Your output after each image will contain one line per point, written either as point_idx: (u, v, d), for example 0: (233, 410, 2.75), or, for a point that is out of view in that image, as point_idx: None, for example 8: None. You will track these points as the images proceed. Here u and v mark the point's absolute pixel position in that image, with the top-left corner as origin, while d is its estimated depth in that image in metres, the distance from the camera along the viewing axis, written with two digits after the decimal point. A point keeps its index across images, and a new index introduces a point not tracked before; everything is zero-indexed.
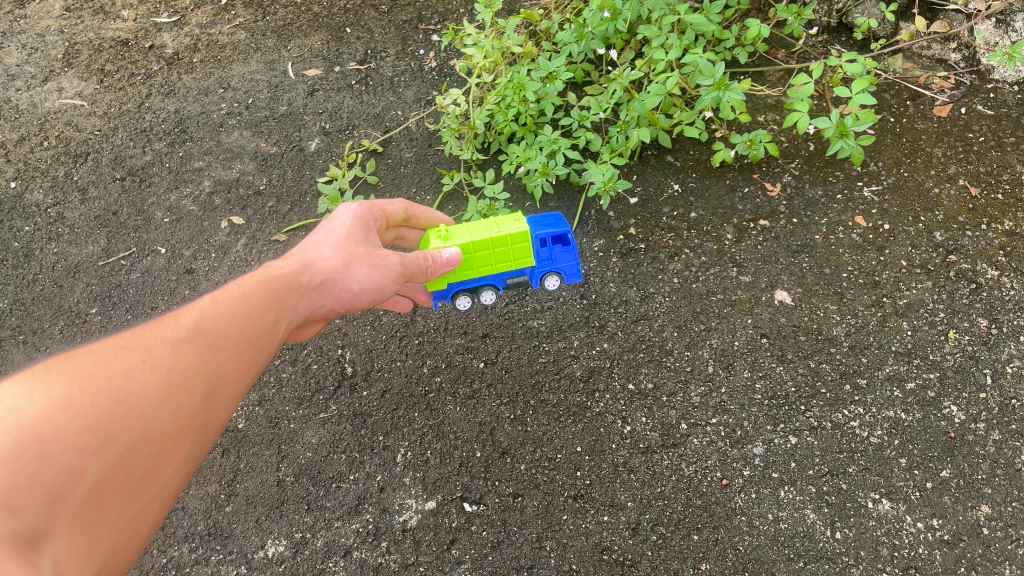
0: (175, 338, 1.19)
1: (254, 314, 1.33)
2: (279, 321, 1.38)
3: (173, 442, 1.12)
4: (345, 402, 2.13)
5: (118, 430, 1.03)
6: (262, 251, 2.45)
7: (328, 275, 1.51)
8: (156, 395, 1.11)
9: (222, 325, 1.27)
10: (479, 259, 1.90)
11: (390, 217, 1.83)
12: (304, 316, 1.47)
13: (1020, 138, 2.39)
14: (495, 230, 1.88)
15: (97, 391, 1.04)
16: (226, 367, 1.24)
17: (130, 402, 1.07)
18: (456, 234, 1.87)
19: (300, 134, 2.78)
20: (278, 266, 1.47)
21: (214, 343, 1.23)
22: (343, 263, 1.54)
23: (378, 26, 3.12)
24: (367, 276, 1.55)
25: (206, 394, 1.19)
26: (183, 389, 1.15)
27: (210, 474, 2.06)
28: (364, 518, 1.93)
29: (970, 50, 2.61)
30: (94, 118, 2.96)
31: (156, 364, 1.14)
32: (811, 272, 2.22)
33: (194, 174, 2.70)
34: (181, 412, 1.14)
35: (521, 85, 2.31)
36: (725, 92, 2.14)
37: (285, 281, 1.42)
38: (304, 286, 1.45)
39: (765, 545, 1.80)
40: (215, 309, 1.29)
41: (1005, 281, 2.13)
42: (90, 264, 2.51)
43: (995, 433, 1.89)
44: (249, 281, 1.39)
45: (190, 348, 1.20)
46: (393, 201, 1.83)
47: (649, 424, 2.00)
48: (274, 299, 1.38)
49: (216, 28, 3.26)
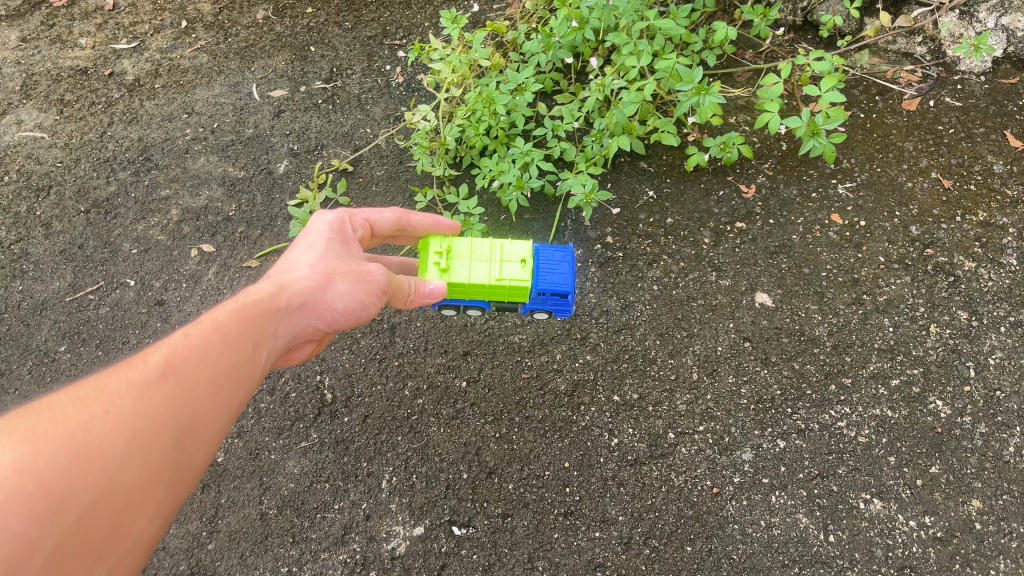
0: (141, 380, 1.15)
1: (228, 345, 1.29)
2: (257, 350, 1.34)
3: (142, 492, 1.08)
4: (326, 429, 2.09)
5: (78, 488, 1.00)
6: (234, 278, 2.41)
7: (308, 295, 1.47)
8: (120, 445, 1.07)
9: (194, 360, 1.23)
10: (474, 295, 1.84)
11: (376, 228, 1.79)
12: (286, 338, 1.44)
13: (989, 129, 2.40)
14: (494, 276, 1.79)
15: (55, 448, 1.01)
16: (200, 405, 1.20)
17: (91, 456, 1.03)
18: (455, 270, 1.80)
19: (268, 157, 2.74)
20: (254, 289, 1.43)
21: (185, 381, 1.19)
22: (324, 280, 1.50)
23: (343, 43, 3.09)
24: (349, 290, 1.51)
25: (178, 438, 1.15)
26: (151, 434, 1.11)
27: (190, 511, 2.00)
28: (352, 548, 1.89)
29: (935, 42, 2.62)
30: (55, 150, 2.90)
31: (121, 411, 1.10)
32: (790, 273, 2.21)
33: (161, 203, 2.65)
34: (148, 460, 1.10)
35: (490, 98, 2.28)
36: (705, 97, 2.13)
37: (263, 307, 1.38)
38: (284, 310, 1.42)
39: (759, 552, 1.78)
40: (186, 343, 1.25)
41: (982, 273, 2.13)
42: (57, 300, 2.45)
43: (981, 426, 1.89)
44: (223, 310, 1.35)
45: (159, 389, 1.16)
46: (382, 210, 1.79)
47: (637, 436, 1.97)
48: (249, 327, 1.34)
49: (177, 52, 3.21)
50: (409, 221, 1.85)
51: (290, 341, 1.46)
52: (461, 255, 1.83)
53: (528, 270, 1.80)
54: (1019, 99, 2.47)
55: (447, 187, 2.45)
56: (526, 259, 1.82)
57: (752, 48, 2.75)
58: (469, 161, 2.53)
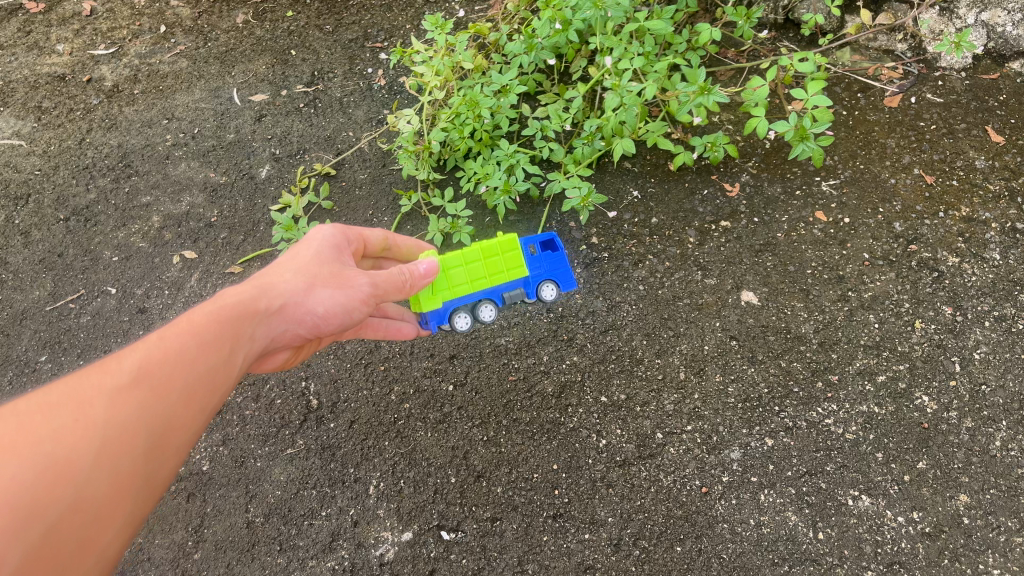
0: (113, 387, 1.14)
1: (205, 349, 1.27)
2: (233, 355, 1.32)
3: (110, 504, 1.07)
4: (312, 435, 2.08)
5: (42, 503, 0.99)
6: (216, 284, 2.38)
7: (289, 300, 1.45)
8: (88, 458, 1.05)
9: (169, 365, 1.21)
10: (470, 268, 1.85)
11: (368, 246, 1.79)
12: (263, 343, 1.42)
13: (970, 124, 2.41)
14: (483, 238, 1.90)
15: (20, 462, 1.00)
16: (173, 412, 1.18)
17: (58, 470, 1.02)
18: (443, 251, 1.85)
19: (249, 161, 2.72)
20: (234, 290, 1.41)
21: (158, 388, 1.18)
22: (308, 288, 1.48)
23: (324, 47, 3.07)
24: (331, 298, 1.49)
25: (149, 447, 1.14)
26: (120, 444, 1.10)
27: (176, 521, 1.99)
28: (340, 555, 1.87)
29: (916, 39, 2.63)
30: (34, 157, 2.87)
31: (90, 420, 1.08)
32: (776, 271, 2.21)
33: (142, 210, 2.62)
34: (117, 472, 1.08)
35: (474, 101, 2.27)
36: (707, 97, 2.13)
37: (241, 311, 1.37)
38: (263, 317, 1.40)
39: (749, 551, 1.78)
40: (162, 348, 1.23)
41: (966, 268, 2.14)
42: (37, 310, 2.43)
43: (967, 421, 1.89)
44: (202, 311, 1.33)
45: (131, 395, 1.14)
46: (373, 228, 1.81)
47: (625, 436, 1.97)
48: (227, 333, 1.32)
49: (156, 57, 3.18)
50: (396, 240, 1.88)
51: (268, 346, 1.45)
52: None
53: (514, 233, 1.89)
54: (1000, 94, 2.48)
55: (432, 190, 2.44)
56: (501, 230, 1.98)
57: (734, 47, 2.76)
58: (453, 164, 2.52)
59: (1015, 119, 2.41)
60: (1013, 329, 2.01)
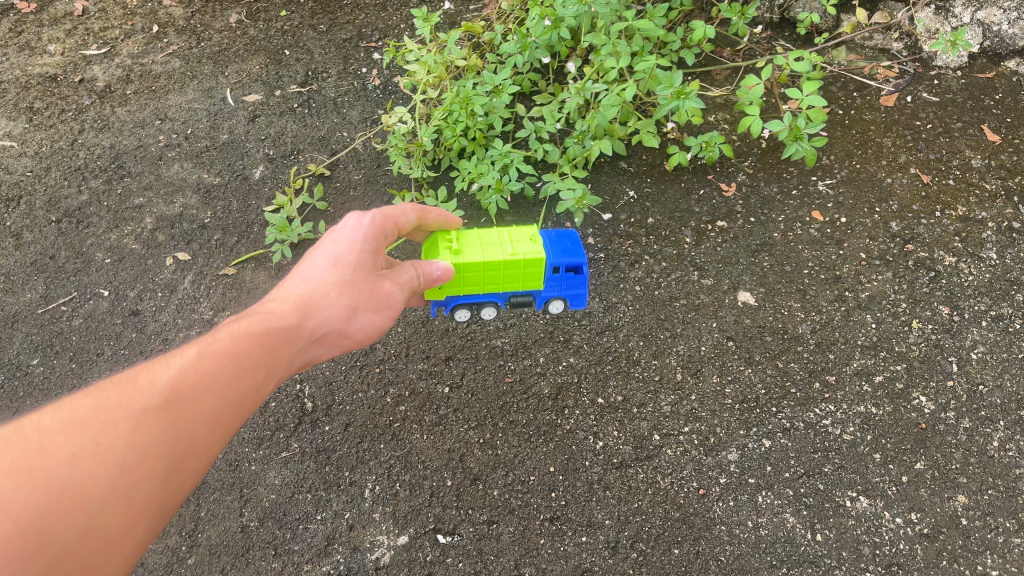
0: (140, 409, 1.13)
1: (239, 375, 1.26)
2: (266, 380, 1.32)
3: (123, 531, 1.06)
4: (307, 438, 2.05)
5: (52, 532, 0.99)
6: (210, 286, 2.38)
7: (329, 323, 1.43)
8: (105, 484, 1.05)
9: (200, 389, 1.20)
10: (487, 278, 1.82)
11: (402, 229, 1.65)
12: (297, 365, 1.42)
13: (966, 123, 2.41)
14: (509, 252, 1.79)
15: (35, 488, 1.00)
16: (199, 438, 1.18)
17: (72, 496, 1.02)
18: (467, 249, 1.80)
19: (243, 162, 2.70)
20: (276, 309, 1.39)
21: (186, 413, 1.17)
22: (350, 313, 1.46)
23: (317, 46, 3.06)
24: (371, 320, 1.49)
25: (169, 472, 1.13)
26: (139, 471, 1.09)
27: (169, 526, 1.95)
28: (336, 559, 1.86)
29: (911, 38, 2.62)
30: (25, 158, 2.85)
31: (112, 445, 1.08)
32: (772, 271, 2.20)
33: (134, 211, 2.60)
34: (133, 498, 1.08)
35: (467, 100, 2.26)
36: (685, 101, 2.11)
37: (281, 335, 1.36)
38: (301, 341, 1.39)
39: (746, 553, 1.77)
40: (196, 369, 1.22)
41: (962, 267, 2.14)
42: (29, 312, 2.40)
43: (964, 421, 1.89)
44: (242, 330, 1.33)
45: (156, 420, 1.13)
46: (406, 210, 1.65)
47: (622, 438, 1.96)
48: (263, 358, 1.31)
49: (148, 58, 3.16)
50: (426, 219, 1.73)
51: (303, 364, 1.44)
52: (470, 241, 1.83)
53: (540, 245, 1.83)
54: (996, 93, 2.48)
55: (426, 190, 2.42)
56: (533, 235, 1.85)
57: (730, 46, 2.75)
58: (447, 164, 2.51)
59: (1011, 118, 2.41)
60: (1010, 329, 2.02)
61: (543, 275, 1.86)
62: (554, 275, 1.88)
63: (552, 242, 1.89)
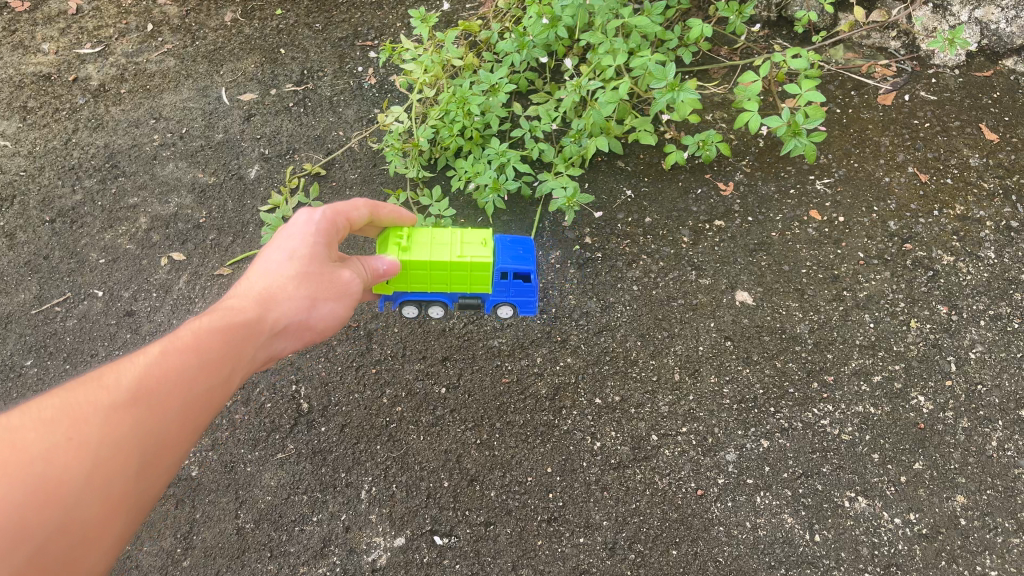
0: (109, 405, 1.11)
1: (207, 368, 1.24)
2: (234, 373, 1.31)
3: (97, 527, 1.05)
4: (303, 440, 2.04)
5: (30, 527, 0.97)
6: (205, 287, 2.37)
7: (294, 317, 1.43)
8: (80, 478, 1.03)
9: (168, 383, 1.18)
10: (434, 278, 1.84)
11: (354, 225, 1.64)
12: (261, 359, 1.41)
13: (964, 122, 2.40)
14: (456, 254, 1.81)
15: (11, 483, 0.97)
16: (169, 431, 1.16)
17: (46, 492, 0.99)
18: (416, 247, 1.82)
19: (238, 162, 2.69)
20: (240, 305, 1.38)
21: (156, 406, 1.15)
22: (311, 304, 1.45)
23: (313, 45, 3.05)
24: (333, 312, 1.50)
25: (141, 466, 1.11)
26: (112, 466, 1.07)
27: (164, 527, 1.94)
28: (332, 561, 1.85)
29: (909, 37, 2.61)
30: (18, 158, 2.83)
31: (84, 440, 1.06)
32: (770, 271, 2.19)
33: (129, 211, 2.59)
34: (107, 493, 1.06)
35: (464, 99, 2.25)
36: (679, 93, 2.10)
37: (246, 327, 1.34)
38: (265, 334, 1.38)
39: (745, 554, 1.77)
40: (162, 364, 1.20)
41: (960, 267, 2.13)
42: (22, 313, 2.38)
43: (963, 421, 1.88)
44: (205, 325, 1.31)
45: (128, 414, 1.11)
46: (358, 205, 1.64)
47: (620, 439, 1.95)
48: (228, 351, 1.29)
49: (143, 56, 3.14)
50: (379, 214, 1.73)
51: (265, 359, 1.44)
52: (421, 239, 1.84)
53: (490, 249, 1.84)
54: (994, 92, 2.48)
55: (422, 190, 2.41)
56: (486, 239, 1.85)
57: (727, 44, 2.74)
58: (444, 163, 2.50)
59: (1009, 117, 2.41)
60: (1009, 328, 2.02)
61: (490, 279, 1.87)
62: (502, 280, 1.89)
63: (505, 247, 1.91)
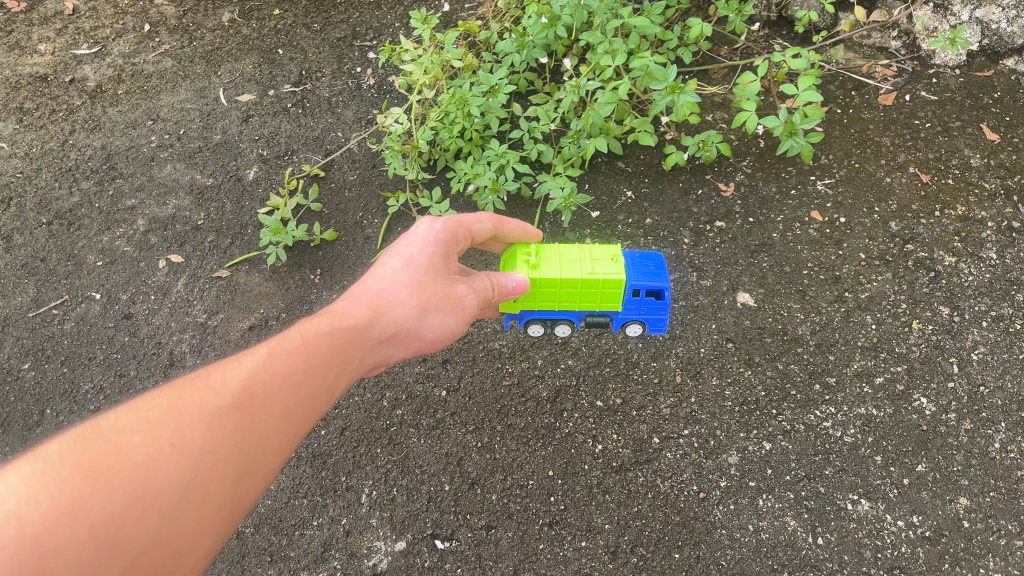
0: (214, 409, 1.08)
1: (311, 374, 1.21)
2: (337, 381, 1.26)
3: (196, 537, 1.00)
4: (303, 443, 2.03)
5: (129, 535, 0.93)
6: (204, 289, 2.35)
7: (398, 325, 1.38)
8: (180, 487, 0.99)
9: (272, 389, 1.15)
10: (566, 296, 1.77)
11: (477, 237, 1.63)
12: (364, 368, 1.36)
13: (965, 122, 2.40)
14: (588, 271, 1.73)
15: (113, 491, 0.95)
16: (270, 439, 1.12)
17: (149, 498, 0.97)
18: (546, 264, 1.75)
19: (236, 163, 2.67)
20: (345, 311, 1.35)
21: (257, 412, 1.12)
22: (421, 314, 1.41)
23: (312, 45, 3.04)
24: (435, 323, 1.43)
25: (241, 474, 1.07)
26: (214, 473, 1.03)
27: None
28: (333, 566, 1.84)
29: (910, 37, 2.61)
30: (15, 159, 2.81)
31: (187, 447, 1.03)
32: (771, 272, 2.18)
33: (126, 213, 2.57)
34: (206, 501, 1.02)
35: (464, 100, 2.24)
36: (680, 96, 2.09)
37: (352, 334, 1.31)
38: (369, 341, 1.34)
39: (748, 557, 1.76)
40: (267, 370, 1.17)
41: (962, 267, 2.12)
42: (19, 316, 2.37)
43: (966, 423, 1.88)
44: (313, 330, 1.28)
45: (229, 420, 1.08)
46: (481, 218, 1.63)
47: (621, 442, 1.94)
48: (332, 358, 1.25)
49: (140, 57, 3.12)
50: (504, 229, 1.71)
51: (368, 369, 1.39)
52: (550, 256, 1.78)
53: (621, 265, 1.75)
54: (995, 92, 2.47)
55: (421, 191, 2.40)
56: (616, 255, 1.77)
57: (727, 45, 2.73)
58: (444, 165, 2.49)
59: (1010, 117, 2.40)
60: (1011, 329, 2.01)
61: (621, 296, 1.78)
62: (633, 297, 1.81)
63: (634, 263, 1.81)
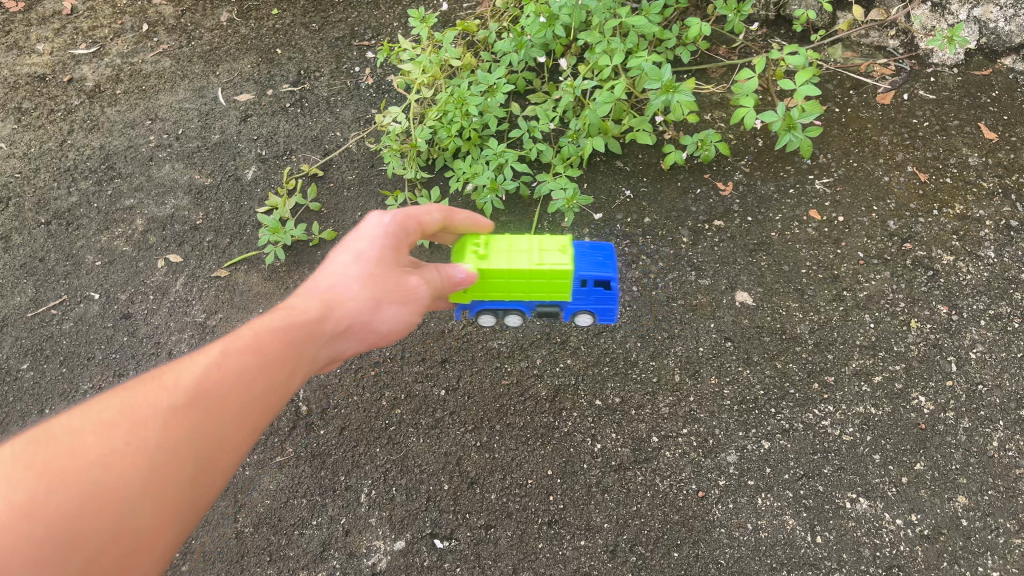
0: (169, 407, 1.07)
1: (266, 369, 1.19)
2: (294, 375, 1.25)
3: (152, 537, 1.00)
4: (302, 442, 2.03)
5: (83, 537, 0.93)
6: (202, 289, 2.35)
7: (358, 318, 1.36)
8: (134, 487, 0.98)
9: (227, 385, 1.13)
10: (512, 287, 1.69)
11: (426, 230, 1.59)
12: (322, 362, 1.34)
13: (963, 121, 2.40)
14: (534, 262, 1.66)
15: (67, 492, 0.94)
16: (227, 435, 1.11)
17: (104, 499, 0.96)
18: (493, 255, 1.68)
19: (235, 162, 2.67)
20: (301, 306, 1.32)
21: (213, 408, 1.10)
22: (374, 305, 1.38)
23: (310, 45, 3.03)
24: (397, 315, 1.41)
25: (198, 471, 1.06)
26: (168, 472, 1.02)
27: None
28: (332, 565, 1.84)
29: (908, 35, 2.61)
30: (14, 159, 2.81)
31: (141, 446, 1.02)
32: (770, 271, 2.19)
33: (125, 213, 2.57)
34: (162, 500, 1.01)
35: (462, 99, 2.24)
36: (674, 95, 2.08)
37: (305, 329, 1.28)
38: (326, 334, 1.31)
39: (747, 556, 1.76)
40: (221, 366, 1.15)
41: (960, 266, 2.12)
42: (18, 316, 2.37)
43: (964, 421, 1.88)
44: (266, 325, 1.26)
45: (184, 418, 1.07)
46: (431, 210, 1.60)
47: (620, 441, 1.94)
48: (288, 352, 1.23)
49: (138, 57, 3.12)
50: (453, 219, 1.67)
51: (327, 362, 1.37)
52: (499, 247, 1.71)
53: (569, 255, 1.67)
54: (992, 91, 2.47)
55: (420, 190, 2.39)
56: (565, 245, 1.69)
57: (725, 43, 2.73)
58: (442, 164, 2.49)
59: (1007, 116, 2.40)
60: (1009, 328, 2.01)
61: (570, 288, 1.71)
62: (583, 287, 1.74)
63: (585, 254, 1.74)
